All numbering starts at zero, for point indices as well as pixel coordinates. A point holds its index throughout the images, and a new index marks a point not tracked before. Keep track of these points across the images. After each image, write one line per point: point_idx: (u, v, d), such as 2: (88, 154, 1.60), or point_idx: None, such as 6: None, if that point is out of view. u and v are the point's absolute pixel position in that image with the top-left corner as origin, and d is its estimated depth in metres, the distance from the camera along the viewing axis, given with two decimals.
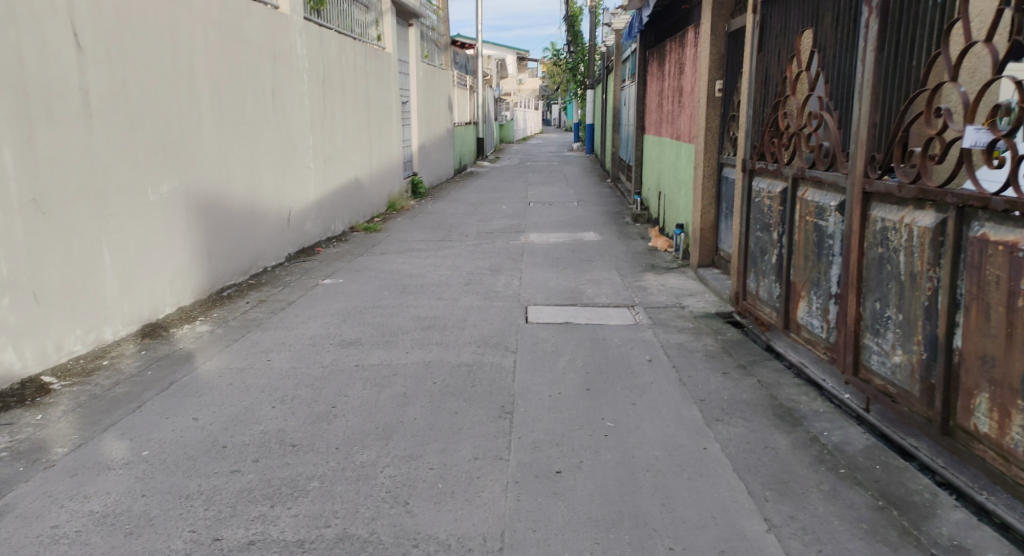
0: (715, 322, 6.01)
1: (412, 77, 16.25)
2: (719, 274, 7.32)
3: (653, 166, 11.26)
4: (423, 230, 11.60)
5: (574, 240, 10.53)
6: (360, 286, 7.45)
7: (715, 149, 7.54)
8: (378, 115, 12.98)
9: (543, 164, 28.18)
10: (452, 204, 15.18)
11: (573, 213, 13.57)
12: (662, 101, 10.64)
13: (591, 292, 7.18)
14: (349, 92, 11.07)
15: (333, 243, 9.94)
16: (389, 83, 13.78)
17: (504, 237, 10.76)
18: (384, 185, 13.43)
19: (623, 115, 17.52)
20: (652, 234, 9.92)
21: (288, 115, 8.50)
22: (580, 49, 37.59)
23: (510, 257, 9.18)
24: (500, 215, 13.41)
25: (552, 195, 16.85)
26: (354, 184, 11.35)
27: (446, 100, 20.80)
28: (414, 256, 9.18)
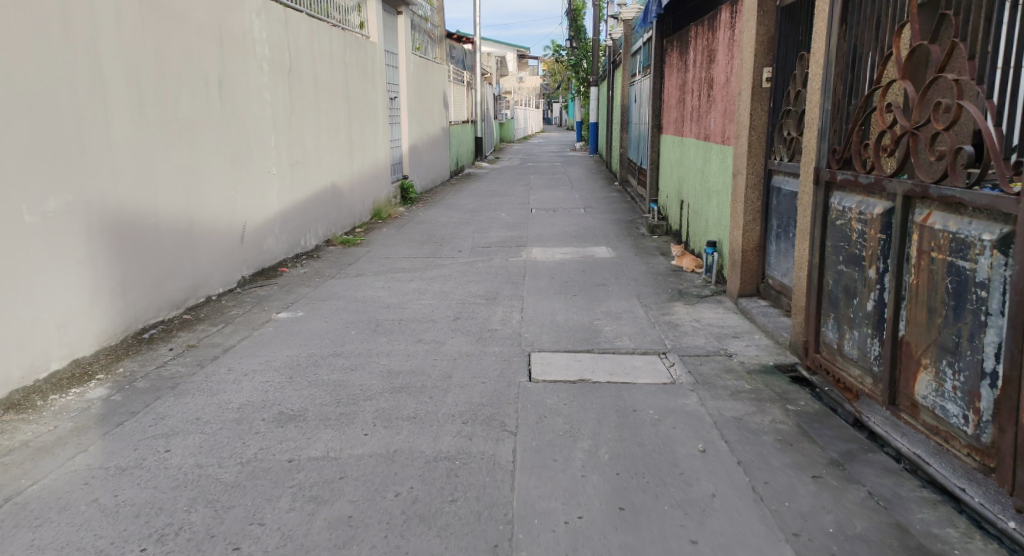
0: (776, 380, 4.60)
1: (402, 70, 14.90)
2: (768, 307, 5.92)
3: (674, 171, 9.85)
4: (410, 243, 10.20)
5: (583, 256, 9.11)
6: (325, 321, 6.05)
7: (762, 153, 6.16)
8: (360, 113, 11.58)
9: (545, 166, 26.80)
10: (445, 212, 13.78)
11: (581, 222, 12.19)
12: (687, 96, 9.22)
13: (609, 331, 5.77)
14: (323, 86, 9.74)
15: (301, 262, 8.54)
16: (375, 77, 12.40)
17: (503, 253, 9.35)
18: (367, 191, 12.03)
19: (633, 113, 16.17)
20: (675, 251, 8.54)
21: (238, 109, 7.15)
22: (582, 45, 36.19)
23: (509, 280, 7.77)
24: (498, 225, 12.00)
25: (555, 201, 15.43)
26: (330, 191, 9.96)
27: (440, 97, 19.37)
28: (397, 279, 7.77)
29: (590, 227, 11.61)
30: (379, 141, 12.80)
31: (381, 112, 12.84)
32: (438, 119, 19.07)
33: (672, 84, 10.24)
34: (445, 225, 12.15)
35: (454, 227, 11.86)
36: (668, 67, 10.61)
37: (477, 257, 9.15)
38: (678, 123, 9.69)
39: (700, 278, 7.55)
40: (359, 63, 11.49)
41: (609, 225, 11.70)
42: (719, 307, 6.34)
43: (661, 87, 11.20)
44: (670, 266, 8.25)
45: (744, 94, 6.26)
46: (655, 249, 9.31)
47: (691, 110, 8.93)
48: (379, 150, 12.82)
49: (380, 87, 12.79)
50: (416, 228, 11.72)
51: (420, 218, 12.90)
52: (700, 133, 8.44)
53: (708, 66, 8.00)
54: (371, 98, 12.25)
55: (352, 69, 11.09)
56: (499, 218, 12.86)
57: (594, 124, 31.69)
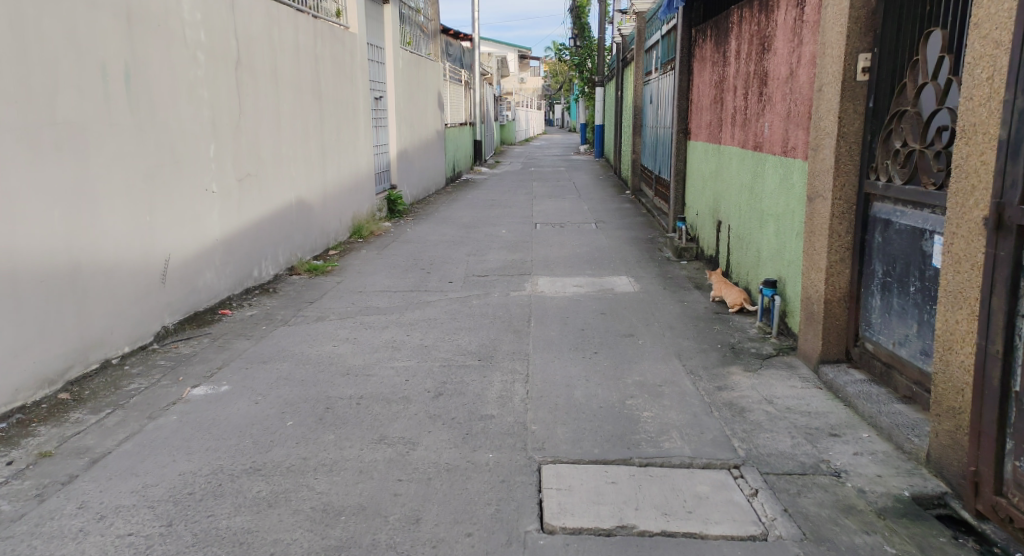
0: (927, 534, 2.96)
1: (389, 68, 13.28)
2: (863, 382, 4.30)
3: (709, 185, 8.20)
4: (391, 270, 8.55)
5: (599, 290, 7.47)
6: (257, 400, 4.42)
7: (856, 171, 4.52)
8: (335, 114, 9.96)
9: (548, 171, 25.19)
10: (437, 227, 12.16)
11: (592, 241, 10.57)
12: (726, 95, 7.59)
13: (649, 419, 4.14)
14: (284, 84, 8.17)
15: (251, 300, 6.92)
16: (354, 74, 10.78)
17: (502, 286, 7.71)
18: (344, 205, 10.39)
19: (648, 116, 14.56)
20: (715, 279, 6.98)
21: (158, 109, 5.54)
22: (586, 44, 34.61)
23: (510, 326, 6.14)
24: (497, 244, 10.36)
25: (562, 214, 13.79)
26: (292, 210, 8.40)
27: (435, 98, 17.75)
28: (368, 327, 6.12)
29: (603, 248, 9.99)
30: (360, 148, 11.21)
31: (362, 115, 11.28)
32: (432, 122, 17.42)
33: (704, 81, 8.61)
34: (436, 244, 10.52)
35: (445, 248, 10.22)
36: (698, 62, 8.97)
37: (471, 290, 7.51)
38: (714, 128, 8.06)
39: (754, 326, 5.91)
40: (335, 57, 9.92)
41: (626, 246, 10.04)
42: (793, 376, 4.70)
43: (689, 85, 9.55)
44: (711, 306, 6.62)
45: (828, 90, 4.62)
46: (687, 282, 7.66)
47: (734, 112, 7.29)
48: (361, 158, 11.25)
49: (362, 87, 11.23)
50: (400, 249, 10.08)
51: (407, 235, 11.26)
52: (747, 140, 6.79)
53: (761, 56, 6.35)
54: (351, 99, 10.69)
55: (324, 64, 9.51)
56: (499, 235, 11.23)
57: (600, 126, 30.09)
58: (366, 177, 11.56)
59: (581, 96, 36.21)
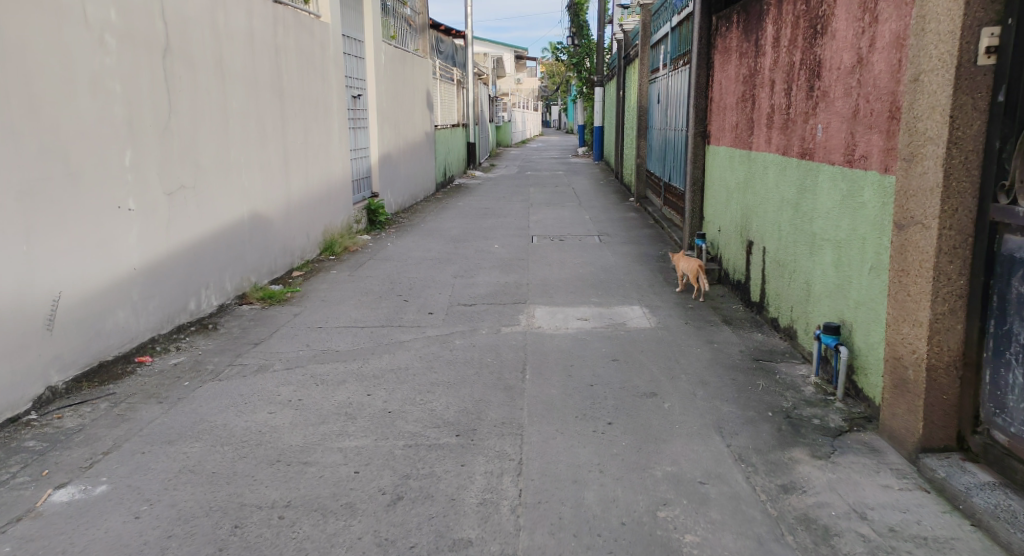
0: None
1: (368, 63, 12.03)
2: (996, 488, 3.08)
3: (738, 198, 6.94)
4: (362, 298, 7.29)
5: (608, 325, 6.22)
6: (139, 513, 3.17)
7: (974, 189, 3.25)
8: (300, 114, 8.70)
9: (547, 175, 23.98)
10: (422, 241, 10.90)
11: (596, 259, 9.33)
12: (759, 91, 6.34)
13: (694, 550, 2.89)
14: (234, 78, 6.98)
15: (182, 342, 5.67)
16: (323, 69, 9.53)
17: (492, 320, 6.47)
18: (312, 218, 9.13)
19: (655, 116, 13.31)
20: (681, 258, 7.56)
21: (37, 108, 4.34)
22: (585, 43, 33.41)
23: (499, 380, 4.89)
24: (488, 263, 9.10)
25: (560, 225, 12.54)
26: (246, 228, 7.20)
27: (424, 97, 16.51)
28: (321, 382, 4.87)
29: (609, 268, 8.74)
30: (334, 153, 10.02)
31: (336, 116, 10.12)
32: (420, 124, 16.17)
33: (728, 76, 7.37)
34: (418, 263, 9.26)
35: (428, 267, 8.97)
36: (720, 55, 7.73)
37: (455, 327, 6.26)
38: (742, 131, 6.83)
39: (808, 380, 4.65)
40: (302, 48, 8.74)
41: (635, 266, 8.79)
42: (882, 467, 3.46)
43: (709, 81, 8.28)
44: (748, 350, 5.36)
45: (931, 80, 3.35)
46: (713, 315, 6.41)
47: (770, 113, 6.03)
48: (335, 165, 10.06)
49: (335, 85, 10.06)
50: (377, 269, 8.82)
51: (386, 252, 10.01)
52: (791, 145, 5.52)
53: (811, 43, 5.09)
54: (322, 98, 9.51)
55: (288, 56, 8.33)
56: (490, 252, 9.98)
57: (599, 127, 28.83)
58: (342, 186, 10.37)
59: (579, 96, 34.96)
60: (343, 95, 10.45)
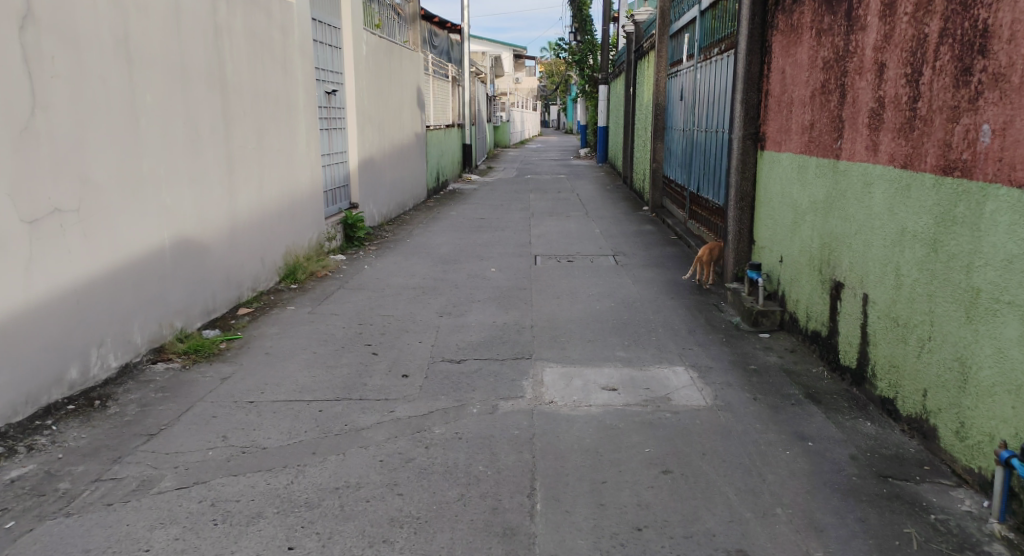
0: None
1: (347, 52, 10.37)
2: None
3: (816, 222, 5.30)
4: (323, 348, 5.61)
5: (646, 401, 4.53)
6: None
7: None
8: (254, 110, 7.04)
9: (549, 177, 22.31)
10: (406, 263, 9.22)
11: (616, 290, 7.65)
12: (854, 79, 4.69)
13: None
14: (154, 62, 5.28)
15: (43, 435, 3.96)
16: (286, 57, 7.86)
17: (486, 390, 4.78)
18: (270, 239, 7.44)
19: (680, 114, 11.67)
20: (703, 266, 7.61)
21: None
22: (589, 39, 31.80)
23: (496, 517, 3.20)
24: (482, 296, 7.42)
25: (569, 241, 10.86)
26: (169, 259, 5.50)
27: (413, 94, 14.81)
28: (223, 515, 3.18)
29: (633, 303, 7.07)
30: (300, 158, 8.34)
31: (304, 115, 8.44)
32: (409, 123, 14.47)
33: (800, 62, 5.70)
34: (398, 293, 7.58)
35: (411, 301, 7.29)
36: (785, 36, 6.07)
37: (437, 401, 4.58)
38: (825, 134, 5.17)
39: (987, 528, 3.05)
40: (255, 30, 7.06)
41: (666, 302, 7.10)
42: None
43: (765, 70, 6.64)
44: (865, 456, 3.71)
45: None
46: (790, 385, 4.74)
47: (876, 108, 4.37)
48: (301, 174, 8.38)
49: (303, 77, 8.39)
50: (348, 302, 7.14)
51: (363, 277, 8.33)
52: (921, 154, 3.86)
53: (967, 3, 3.45)
54: (284, 93, 7.82)
55: (235, 38, 6.64)
56: (488, 279, 8.31)
57: (604, 126, 27.19)
58: (310, 198, 8.68)
59: (582, 95, 33.33)
60: (314, 90, 8.80)
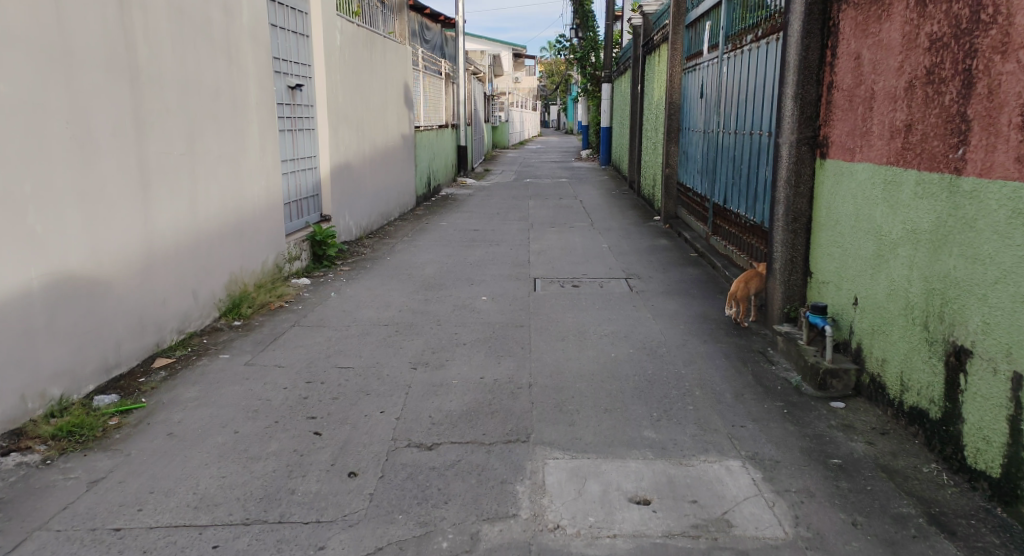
0: None
1: (315, 40, 8.98)
2: None
3: (921, 259, 3.93)
4: (251, 422, 4.18)
5: (694, 526, 3.12)
6: None
7: None
8: (184, 107, 5.65)
9: (550, 183, 20.93)
10: (382, 290, 7.81)
11: (633, 332, 6.24)
12: (994, 61, 3.33)
13: None
14: (13, 39, 3.90)
15: None
16: (232, 43, 6.47)
17: (464, 502, 3.36)
18: (207, 267, 6.03)
19: (702, 115, 10.29)
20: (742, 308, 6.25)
21: None
22: (591, 37, 30.48)
23: None
24: (469, 340, 6.00)
25: (574, 261, 9.44)
26: (40, 306, 4.07)
27: (400, 91, 13.42)
28: None
29: (657, 352, 5.65)
30: (251, 166, 6.92)
31: (257, 114, 7.04)
32: (395, 124, 13.04)
33: (890, 44, 4.33)
34: (366, 334, 6.17)
35: (381, 347, 5.87)
36: (863, 13, 4.70)
37: (390, 526, 3.15)
38: (936, 139, 3.80)
39: None
40: (186, 7, 5.66)
41: (698, 349, 5.68)
42: None
43: (827, 57, 5.28)
44: None
45: None
46: (900, 496, 3.34)
47: None
48: (253, 185, 6.96)
49: (256, 69, 6.99)
50: (301, 350, 5.71)
51: (327, 312, 6.90)
52: None
53: None
54: (228, 87, 6.42)
55: (155, 16, 5.24)
56: (477, 315, 6.88)
57: (608, 128, 25.85)
58: (265, 215, 7.25)
59: (584, 96, 31.95)
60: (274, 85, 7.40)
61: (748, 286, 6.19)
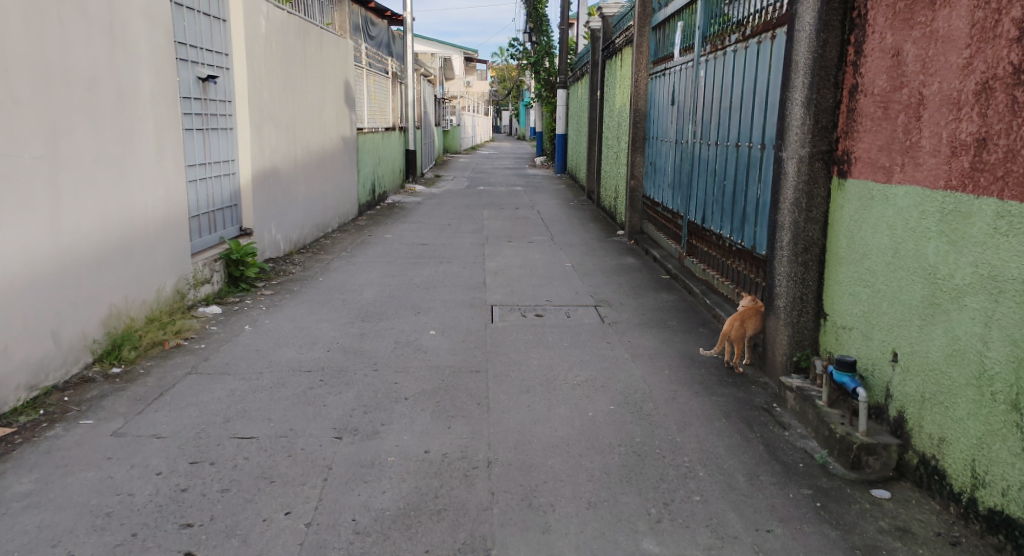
0: None
1: (216, 29, 7.88)
2: None
3: (1010, 319, 2.95)
4: (95, 539, 3.14)
5: None
6: None
7: None
8: (20, 96, 4.57)
9: (504, 190, 19.94)
10: (312, 325, 6.69)
11: (610, 380, 5.23)
12: None
13: None
14: None
15: None
16: (94, 26, 5.42)
17: None
18: (67, 304, 4.99)
19: (672, 122, 9.38)
20: (737, 350, 5.28)
21: None
22: (545, 41, 29.68)
23: None
24: (411, 395, 4.94)
25: (534, 284, 8.43)
26: None
27: (340, 89, 12.24)
28: None
29: (642, 410, 4.64)
30: (125, 173, 5.81)
31: (127, 112, 5.88)
32: (333, 124, 11.87)
33: (951, 34, 3.35)
34: (284, 387, 5.06)
35: (302, 407, 4.74)
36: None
37: None
38: None
39: None
40: None
41: (693, 407, 4.66)
42: None
43: (849, 52, 4.27)
44: None
45: None
46: None
47: None
48: (123, 199, 5.77)
49: (125, 59, 5.85)
50: (198, 418, 4.53)
51: (240, 358, 5.71)
52: None
53: None
54: (88, 73, 5.34)
55: None
56: (423, 359, 5.78)
57: (564, 135, 25.02)
58: (143, 235, 6.05)
59: (538, 101, 31.12)
60: (152, 79, 6.27)
61: (746, 327, 5.23)
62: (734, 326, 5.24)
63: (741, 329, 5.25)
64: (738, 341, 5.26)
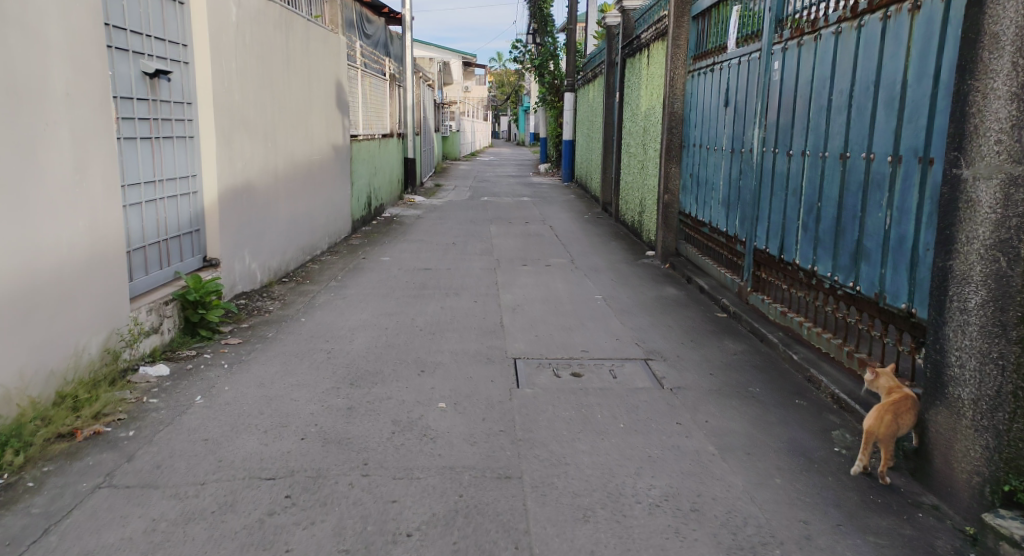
0: None
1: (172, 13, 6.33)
2: None
3: None
4: None
5: None
6: None
7: None
8: None
9: (510, 201, 18.37)
10: (282, 394, 5.08)
11: (704, 497, 3.65)
12: None
13: None
14: None
15: None
16: None
17: None
18: None
19: (726, 128, 7.84)
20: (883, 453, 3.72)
21: None
22: (550, 42, 28.19)
23: None
24: (417, 529, 3.35)
25: (564, 326, 6.84)
26: None
27: (331, 90, 10.68)
28: None
29: None
30: (24, 199, 4.22)
31: (30, 116, 4.31)
32: (323, 130, 10.31)
33: None
34: (228, 514, 3.47)
35: None
36: None
37: None
38: None
39: None
40: None
41: None
42: None
43: None
44: None
45: None
46: None
47: None
48: (19, 236, 4.16)
49: (25, 44, 4.27)
50: None
51: (177, 456, 4.07)
52: None
53: None
54: None
55: None
56: (431, 456, 4.15)
57: (571, 140, 23.52)
58: (53, 286, 4.43)
59: (542, 105, 29.62)
60: (71, 74, 4.69)
61: (897, 423, 3.68)
62: (879, 421, 3.69)
63: (889, 425, 3.69)
64: (885, 440, 3.71)
